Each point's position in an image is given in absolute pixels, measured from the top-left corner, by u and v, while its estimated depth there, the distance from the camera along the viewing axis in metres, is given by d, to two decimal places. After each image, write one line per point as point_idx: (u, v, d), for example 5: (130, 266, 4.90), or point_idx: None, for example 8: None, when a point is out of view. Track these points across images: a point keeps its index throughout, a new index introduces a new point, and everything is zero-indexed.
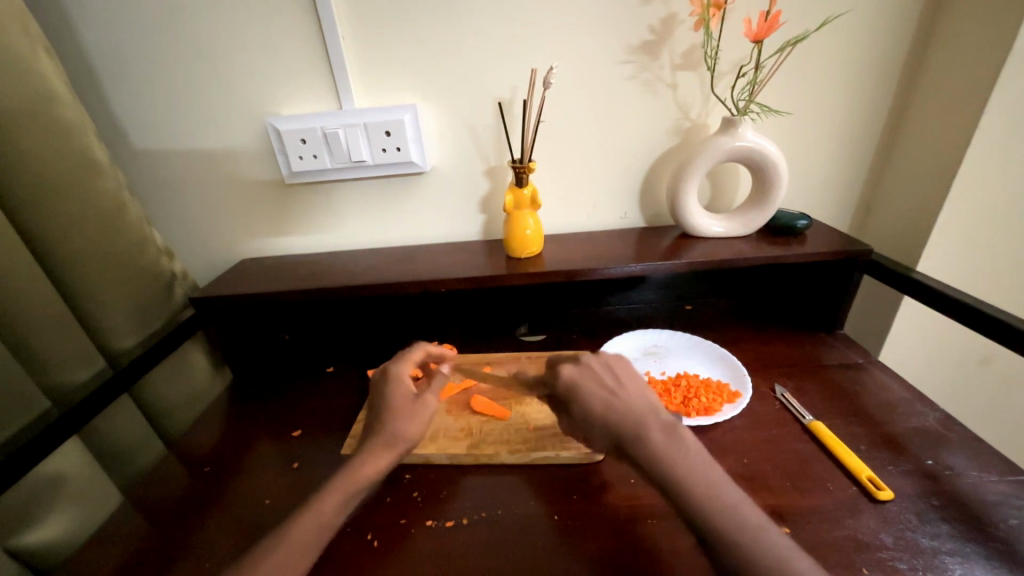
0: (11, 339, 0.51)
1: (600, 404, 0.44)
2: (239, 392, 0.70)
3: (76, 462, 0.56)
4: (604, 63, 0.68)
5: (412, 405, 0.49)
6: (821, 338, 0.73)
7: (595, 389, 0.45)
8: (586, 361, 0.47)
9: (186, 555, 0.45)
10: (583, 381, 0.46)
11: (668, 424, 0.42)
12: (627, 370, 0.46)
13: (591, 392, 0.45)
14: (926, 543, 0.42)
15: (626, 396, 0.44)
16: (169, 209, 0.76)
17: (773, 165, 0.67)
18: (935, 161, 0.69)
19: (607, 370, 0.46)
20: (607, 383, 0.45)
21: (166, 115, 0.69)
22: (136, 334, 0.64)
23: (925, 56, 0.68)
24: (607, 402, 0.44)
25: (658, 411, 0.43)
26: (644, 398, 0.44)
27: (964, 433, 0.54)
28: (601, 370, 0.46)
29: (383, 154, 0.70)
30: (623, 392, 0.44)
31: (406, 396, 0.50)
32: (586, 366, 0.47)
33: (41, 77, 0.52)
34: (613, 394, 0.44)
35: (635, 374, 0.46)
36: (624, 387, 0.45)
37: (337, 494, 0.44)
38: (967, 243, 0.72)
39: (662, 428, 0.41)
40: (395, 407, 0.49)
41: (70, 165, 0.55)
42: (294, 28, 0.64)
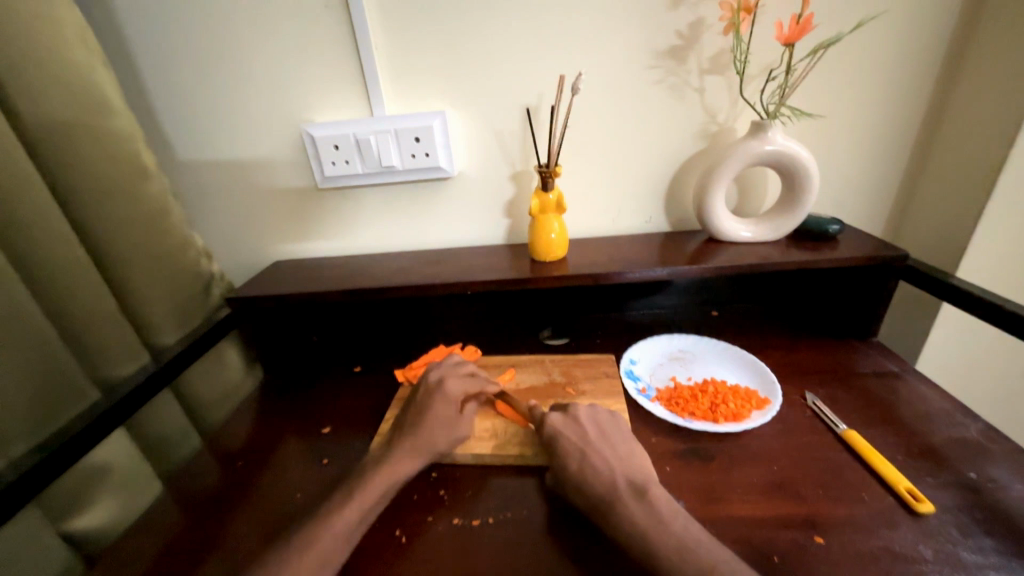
0: (69, 331, 0.55)
1: (574, 456, 0.48)
2: (270, 389, 0.72)
3: (120, 452, 0.59)
4: (630, 68, 0.68)
5: (451, 423, 0.54)
6: (854, 345, 0.71)
7: (572, 441, 0.49)
8: (573, 415, 0.52)
9: (223, 544, 0.47)
10: (567, 429, 0.51)
11: (641, 486, 0.44)
12: (615, 432, 0.51)
13: (565, 442, 0.50)
14: (970, 558, 0.41)
15: (604, 451, 0.48)
16: (208, 213, 0.79)
17: (804, 169, 0.66)
18: (976, 164, 0.66)
19: (593, 423, 0.51)
20: (585, 437, 0.50)
21: (207, 123, 0.72)
22: (177, 330, 0.67)
23: (964, 57, 0.67)
24: (581, 457, 0.48)
25: (632, 474, 0.46)
26: (626, 462, 0.47)
27: (1009, 445, 0.52)
28: (587, 425, 0.51)
29: (411, 159, 0.72)
30: (602, 447, 0.48)
31: (449, 411, 0.54)
32: (573, 419, 0.52)
33: (98, 88, 0.56)
34: (589, 447, 0.49)
35: (623, 433, 0.51)
36: (605, 443, 0.49)
37: (362, 503, 0.45)
38: (1011, 248, 0.70)
39: (634, 488, 0.44)
40: (435, 420, 0.53)
41: (121, 170, 0.58)
42: (329, 40, 0.66)
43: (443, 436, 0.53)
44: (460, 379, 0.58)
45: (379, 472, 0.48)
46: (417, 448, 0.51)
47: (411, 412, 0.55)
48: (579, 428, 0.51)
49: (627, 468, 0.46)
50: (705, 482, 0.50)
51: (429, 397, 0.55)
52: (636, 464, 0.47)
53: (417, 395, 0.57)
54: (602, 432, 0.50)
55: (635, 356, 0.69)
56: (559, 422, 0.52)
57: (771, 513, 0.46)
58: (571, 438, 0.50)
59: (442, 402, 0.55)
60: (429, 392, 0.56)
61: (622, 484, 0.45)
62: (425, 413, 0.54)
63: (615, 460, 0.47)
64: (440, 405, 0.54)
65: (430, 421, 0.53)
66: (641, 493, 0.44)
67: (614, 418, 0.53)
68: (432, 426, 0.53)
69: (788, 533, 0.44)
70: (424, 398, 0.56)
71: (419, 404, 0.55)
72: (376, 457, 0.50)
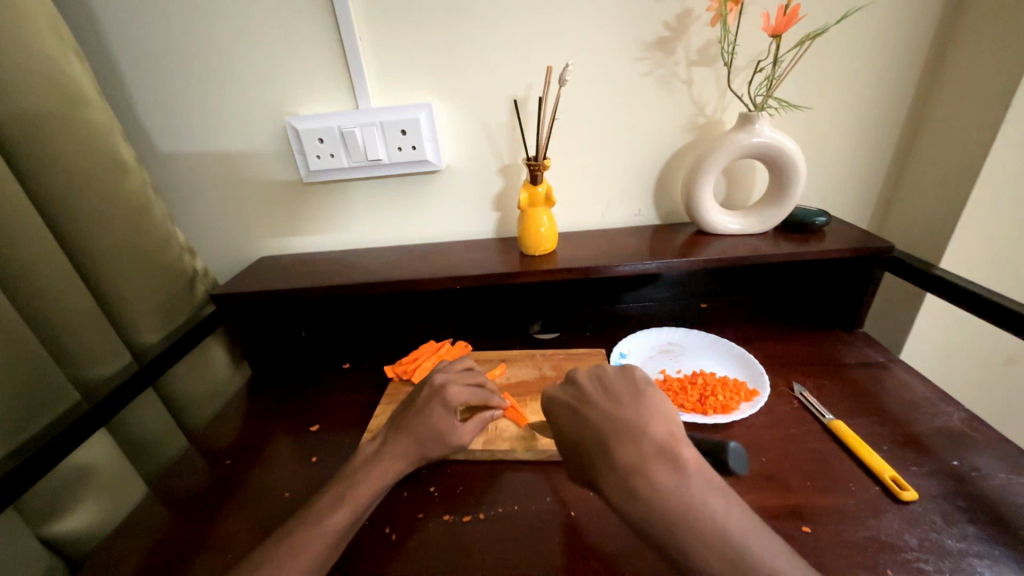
0: (46, 332, 0.53)
1: (570, 420, 0.42)
2: (257, 387, 0.71)
3: (104, 454, 0.57)
4: (618, 60, 0.68)
5: (447, 428, 0.50)
6: (840, 336, 0.71)
7: (569, 404, 0.43)
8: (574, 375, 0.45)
9: (209, 545, 0.46)
10: (564, 394, 0.44)
11: (661, 447, 0.35)
12: (625, 384, 0.42)
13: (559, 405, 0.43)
14: (952, 545, 0.41)
15: (603, 405, 0.41)
16: (190, 208, 0.78)
17: (791, 161, 0.66)
18: (959, 156, 0.67)
19: (596, 382, 0.43)
20: (588, 398, 0.42)
21: (188, 116, 0.70)
22: (160, 329, 0.66)
23: (948, 50, 0.67)
24: (578, 419, 0.41)
25: (650, 432, 0.37)
26: (642, 419, 0.38)
27: (990, 434, 0.53)
28: (590, 385, 0.43)
29: (398, 153, 0.71)
30: (605, 407, 0.40)
31: (448, 421, 0.51)
32: (574, 380, 0.44)
33: (71, 80, 0.54)
34: (590, 409, 0.41)
35: (636, 389, 0.41)
36: (610, 402, 0.41)
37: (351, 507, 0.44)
38: (993, 240, 0.71)
39: (653, 448, 0.36)
40: (426, 425, 0.50)
41: (98, 165, 0.57)
42: (312, 30, 0.65)
43: (431, 438, 0.50)
44: (465, 388, 0.53)
45: (369, 472, 0.47)
46: (402, 450, 0.49)
47: (398, 414, 0.52)
48: (579, 391, 0.43)
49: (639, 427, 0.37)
50: None
51: (427, 401, 0.52)
52: (651, 419, 0.38)
53: (413, 397, 0.53)
54: (606, 388, 0.42)
55: (625, 349, 0.69)
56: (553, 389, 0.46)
57: (761, 504, 0.46)
58: (568, 404, 0.43)
59: (441, 408, 0.51)
60: (429, 399, 0.52)
61: (630, 445, 0.36)
62: (414, 417, 0.51)
63: (619, 419, 0.39)
64: (438, 410, 0.51)
65: (420, 425, 0.50)
66: (666, 453, 0.35)
67: (624, 371, 0.43)
68: (420, 431, 0.50)
69: (776, 523, 0.44)
70: (419, 401, 0.52)
71: (411, 407, 0.52)
72: (365, 457, 0.48)
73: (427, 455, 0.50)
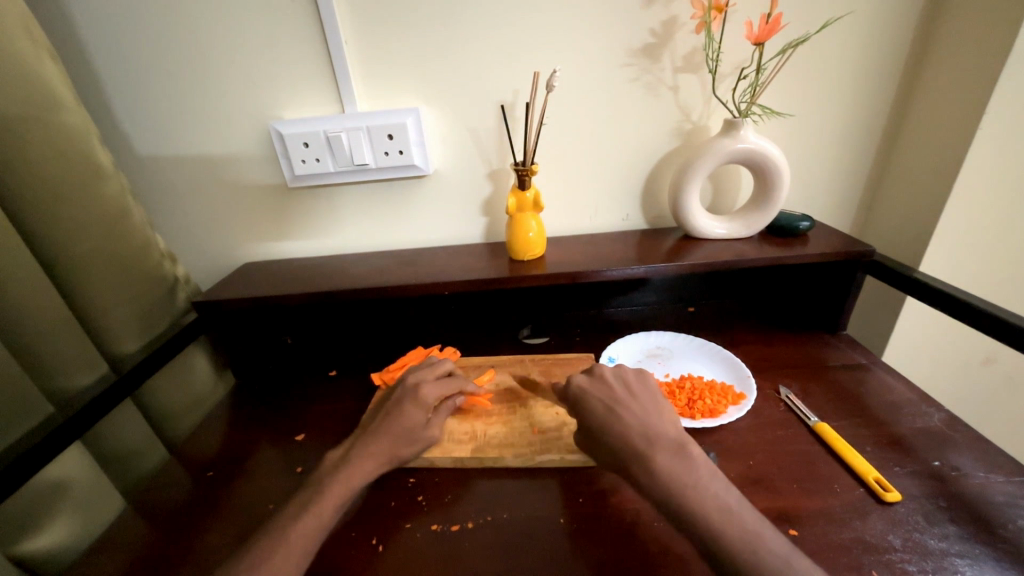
0: (17, 342, 0.51)
1: (600, 409, 0.46)
2: (241, 396, 0.70)
3: (79, 468, 0.56)
4: (605, 66, 0.68)
5: (418, 427, 0.50)
6: (824, 339, 0.73)
7: (600, 398, 0.47)
8: (598, 374, 0.50)
9: (190, 560, 0.45)
10: (593, 388, 0.49)
11: (678, 444, 0.42)
12: (640, 387, 0.48)
13: (595, 404, 0.47)
14: (934, 545, 0.42)
15: (636, 407, 0.46)
16: (171, 213, 0.76)
17: (775, 166, 0.67)
18: (937, 162, 0.69)
19: (620, 383, 0.49)
20: (616, 395, 0.47)
21: (169, 119, 0.69)
22: (139, 338, 0.64)
23: (924, 59, 0.69)
24: (606, 411, 0.46)
25: (668, 431, 0.43)
26: (662, 420, 0.45)
27: (969, 433, 0.54)
28: (613, 384, 0.49)
29: (386, 157, 0.70)
30: (632, 405, 0.46)
31: (417, 416, 0.51)
32: (599, 379, 0.50)
33: (45, 82, 0.52)
34: (618, 405, 0.46)
35: (652, 392, 0.48)
36: (635, 401, 0.46)
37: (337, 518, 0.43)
38: (969, 244, 0.72)
39: (674, 445, 0.42)
40: (398, 425, 0.50)
41: (74, 170, 0.55)
42: (297, 34, 0.64)
43: (405, 440, 0.49)
44: (434, 384, 0.54)
45: (338, 476, 0.45)
46: (377, 454, 0.48)
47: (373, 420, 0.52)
48: (607, 387, 0.48)
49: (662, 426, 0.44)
50: None
51: (401, 402, 0.52)
52: (667, 421, 0.45)
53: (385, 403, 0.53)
54: (631, 388, 0.48)
55: (614, 354, 0.70)
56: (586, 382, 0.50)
57: None
58: (598, 398, 0.48)
59: (412, 407, 0.51)
60: (401, 399, 0.52)
61: (655, 441, 0.42)
62: (387, 420, 0.50)
63: (646, 417, 0.45)
64: (410, 408, 0.51)
65: (394, 425, 0.50)
66: (681, 450, 0.41)
67: (641, 376, 0.50)
68: (393, 433, 0.49)
69: None
70: (394, 404, 0.52)
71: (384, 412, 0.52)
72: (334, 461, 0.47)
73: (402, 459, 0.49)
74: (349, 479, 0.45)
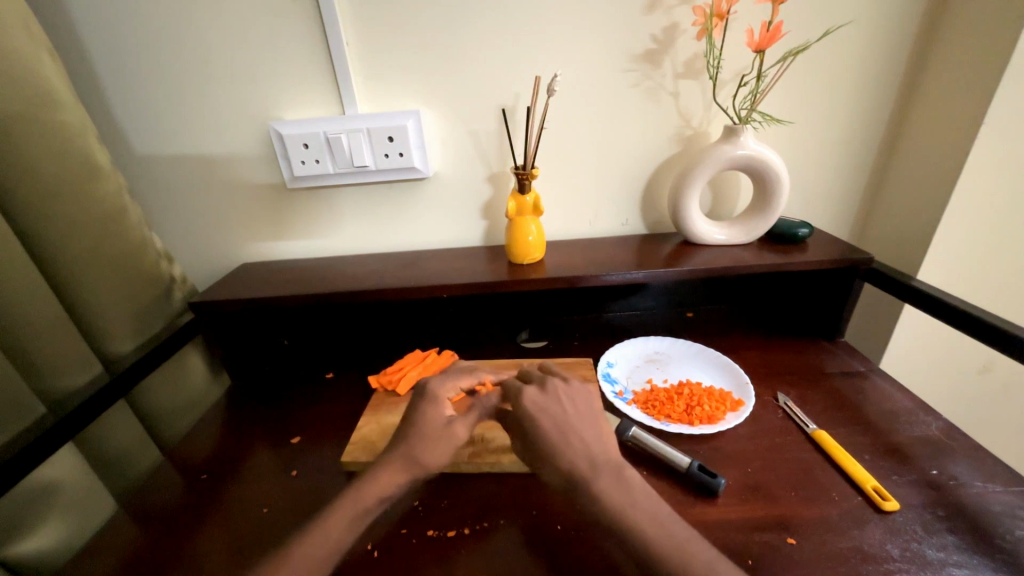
0: (11, 343, 0.50)
1: (550, 427, 0.45)
2: (237, 397, 0.69)
3: (72, 470, 0.55)
4: (607, 71, 0.68)
5: (448, 427, 0.48)
6: (823, 346, 0.73)
7: (547, 417, 0.46)
8: (551, 389, 0.48)
9: (181, 564, 0.44)
10: (539, 407, 0.47)
11: (614, 467, 0.42)
12: (581, 408, 0.47)
13: (541, 422, 0.46)
14: (933, 555, 0.42)
15: (581, 430, 0.45)
16: (169, 213, 0.76)
17: (775, 173, 0.67)
18: (935, 171, 0.69)
19: (568, 402, 0.47)
20: (561, 416, 0.46)
21: (169, 118, 0.68)
22: (135, 338, 0.64)
23: (923, 69, 0.69)
24: (552, 428, 0.45)
25: (607, 454, 0.43)
26: (597, 441, 0.44)
27: (967, 442, 0.54)
28: (560, 402, 0.47)
29: (385, 159, 0.70)
30: (581, 428, 0.45)
31: (436, 417, 0.48)
32: (550, 394, 0.48)
33: (42, 80, 0.52)
34: (564, 427, 0.45)
35: (593, 412, 0.47)
36: (582, 423, 0.45)
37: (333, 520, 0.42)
38: (968, 252, 0.73)
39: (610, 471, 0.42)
40: (431, 429, 0.47)
41: (71, 169, 0.55)
42: (299, 35, 0.64)
43: (439, 445, 0.47)
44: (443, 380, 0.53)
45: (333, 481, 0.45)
46: (416, 470, 0.45)
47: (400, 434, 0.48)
48: (553, 406, 0.47)
49: (600, 449, 0.44)
50: (681, 485, 0.50)
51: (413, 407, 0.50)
52: (603, 445, 0.44)
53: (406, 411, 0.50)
54: (580, 410, 0.47)
55: (612, 358, 0.70)
56: (537, 396, 0.48)
57: (746, 515, 0.46)
58: (542, 419, 0.46)
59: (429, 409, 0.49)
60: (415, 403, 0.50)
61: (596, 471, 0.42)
62: (417, 428, 0.47)
63: (588, 442, 0.44)
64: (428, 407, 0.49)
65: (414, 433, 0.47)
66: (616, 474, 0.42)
67: (587, 392, 0.49)
68: (428, 439, 0.47)
69: (762, 535, 0.44)
70: (416, 410, 0.49)
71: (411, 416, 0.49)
72: None
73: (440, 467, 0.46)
74: None
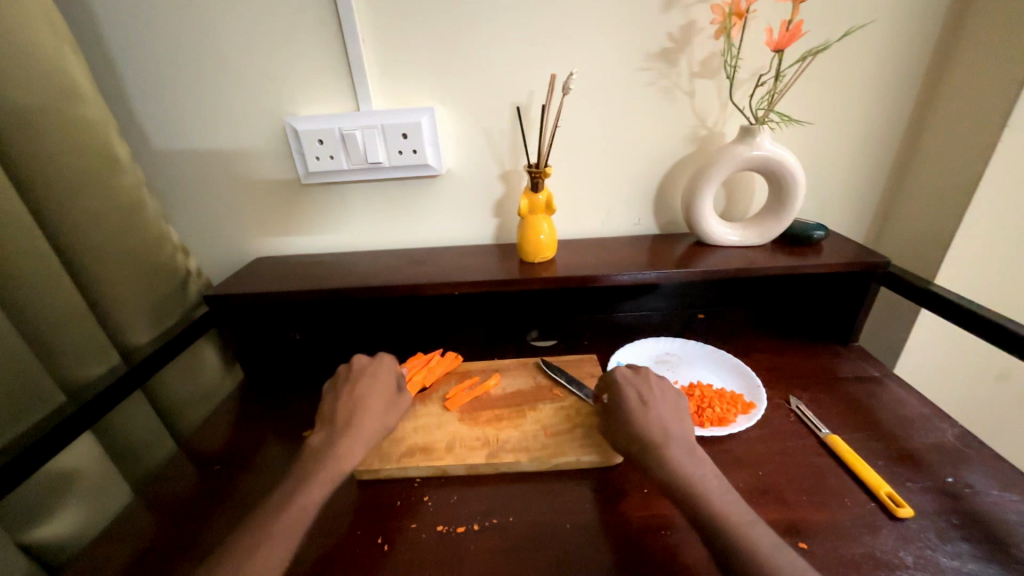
0: (31, 333, 0.52)
1: (635, 405, 0.50)
2: (249, 390, 0.70)
3: (90, 460, 0.56)
4: (622, 70, 0.68)
5: (392, 397, 0.55)
6: (836, 350, 0.72)
7: (633, 396, 0.51)
8: (642, 375, 0.54)
9: (194, 554, 0.45)
10: (629, 387, 0.52)
11: (690, 449, 0.46)
12: (669, 391, 0.52)
13: (627, 393, 0.51)
14: (947, 563, 0.42)
15: (663, 411, 0.50)
16: (185, 207, 0.76)
17: (790, 174, 0.66)
18: (955, 174, 0.68)
19: (659, 388, 0.52)
20: (648, 396, 0.51)
21: (187, 113, 0.69)
22: (151, 329, 0.65)
23: (945, 69, 0.68)
24: (640, 405, 0.50)
25: (684, 437, 0.47)
26: (673, 423, 0.49)
27: (984, 450, 0.53)
28: (651, 386, 0.53)
29: (399, 156, 0.70)
30: (665, 409, 0.50)
31: (388, 389, 0.55)
32: (642, 378, 0.54)
33: (65, 74, 0.53)
34: (646, 406, 0.50)
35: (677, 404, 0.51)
36: (666, 406, 0.50)
37: None
38: (987, 257, 0.71)
39: (684, 449, 0.46)
40: (378, 396, 0.54)
41: (91, 161, 0.56)
42: (314, 31, 0.64)
43: (387, 413, 0.53)
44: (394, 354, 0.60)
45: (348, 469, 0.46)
46: (364, 435, 0.50)
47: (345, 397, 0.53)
48: (643, 390, 0.52)
49: (682, 430, 0.48)
50: None
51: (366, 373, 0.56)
52: (683, 430, 0.48)
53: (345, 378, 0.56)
54: (667, 398, 0.51)
55: (622, 358, 0.69)
56: (629, 375, 0.54)
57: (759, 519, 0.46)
58: (630, 398, 0.51)
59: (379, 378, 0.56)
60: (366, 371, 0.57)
61: (675, 447, 0.46)
62: (364, 395, 0.53)
63: (669, 423, 0.48)
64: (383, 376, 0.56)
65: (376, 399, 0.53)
66: (692, 455, 0.46)
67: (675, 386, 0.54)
68: (375, 405, 0.53)
69: None
70: (365, 378, 0.55)
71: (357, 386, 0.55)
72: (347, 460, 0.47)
73: (383, 431, 0.52)
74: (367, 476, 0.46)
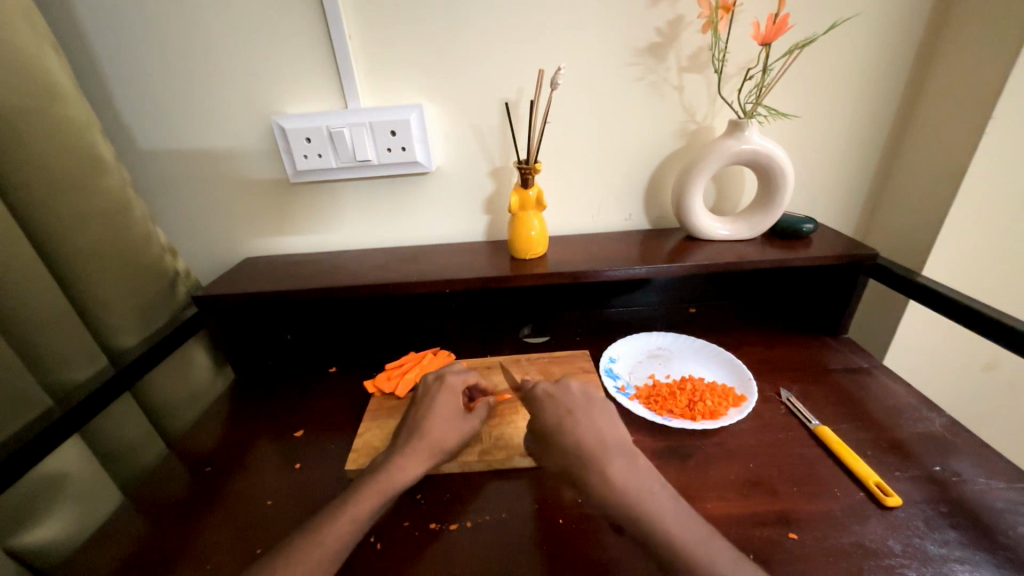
0: (15, 337, 0.51)
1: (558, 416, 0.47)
2: (240, 391, 0.69)
3: (79, 463, 0.56)
4: (610, 65, 0.68)
5: (458, 420, 0.52)
6: (826, 342, 0.72)
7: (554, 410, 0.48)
8: (564, 383, 0.50)
9: (186, 556, 0.45)
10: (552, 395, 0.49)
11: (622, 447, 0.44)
12: (590, 392, 0.49)
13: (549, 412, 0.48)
14: (935, 550, 0.42)
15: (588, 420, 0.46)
16: (172, 207, 0.76)
17: (779, 167, 0.67)
18: (941, 167, 0.68)
19: (581, 394, 0.49)
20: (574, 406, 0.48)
21: (172, 112, 0.68)
22: (139, 332, 0.64)
23: (931, 62, 0.69)
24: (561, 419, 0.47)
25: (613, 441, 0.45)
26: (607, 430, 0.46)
27: (970, 439, 0.54)
28: (576, 396, 0.49)
29: (388, 154, 0.70)
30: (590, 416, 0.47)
31: (453, 408, 0.53)
32: (563, 387, 0.50)
33: (46, 74, 0.52)
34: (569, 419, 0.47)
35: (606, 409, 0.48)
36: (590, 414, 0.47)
37: (344, 522, 0.41)
38: (974, 248, 0.72)
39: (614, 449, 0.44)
40: (442, 415, 0.52)
41: (75, 162, 0.55)
42: (300, 28, 0.64)
43: (451, 433, 0.51)
44: (460, 373, 0.57)
45: (380, 476, 0.45)
46: (423, 455, 0.48)
47: (409, 421, 0.52)
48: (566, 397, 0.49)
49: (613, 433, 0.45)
50: (683, 482, 0.50)
51: (430, 393, 0.55)
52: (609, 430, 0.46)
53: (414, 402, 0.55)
54: (588, 402, 0.48)
55: (614, 354, 0.69)
56: (548, 387, 0.50)
57: (749, 510, 0.47)
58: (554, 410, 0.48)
59: (444, 398, 0.54)
60: (431, 392, 0.55)
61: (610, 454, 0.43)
62: (426, 417, 0.52)
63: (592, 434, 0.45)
64: (444, 396, 0.54)
65: (437, 417, 0.52)
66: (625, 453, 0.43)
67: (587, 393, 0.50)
68: (439, 423, 0.51)
69: (764, 530, 0.44)
70: (426, 400, 0.54)
71: (418, 410, 0.53)
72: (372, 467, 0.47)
73: (445, 452, 0.50)
74: (394, 480, 0.45)
